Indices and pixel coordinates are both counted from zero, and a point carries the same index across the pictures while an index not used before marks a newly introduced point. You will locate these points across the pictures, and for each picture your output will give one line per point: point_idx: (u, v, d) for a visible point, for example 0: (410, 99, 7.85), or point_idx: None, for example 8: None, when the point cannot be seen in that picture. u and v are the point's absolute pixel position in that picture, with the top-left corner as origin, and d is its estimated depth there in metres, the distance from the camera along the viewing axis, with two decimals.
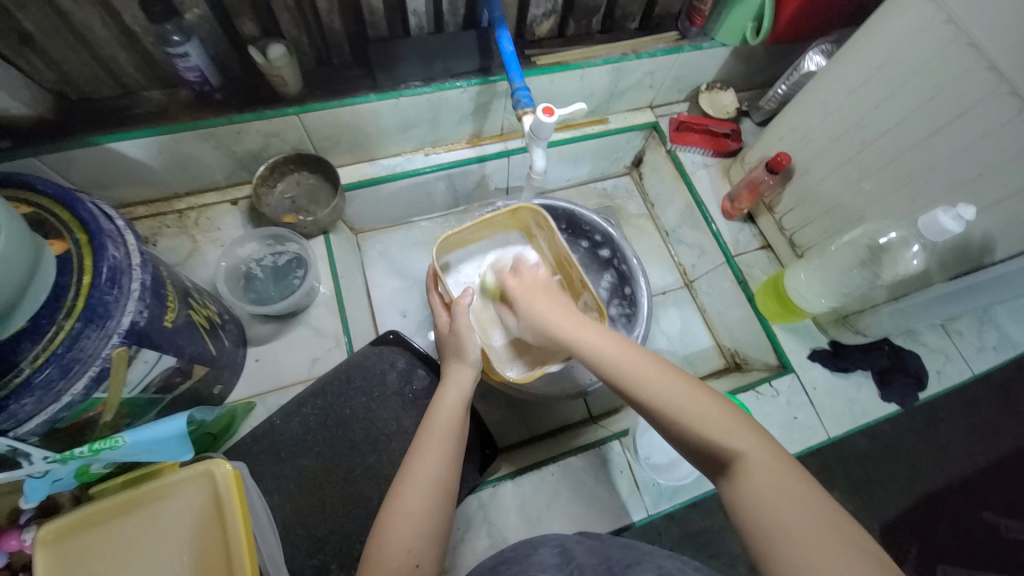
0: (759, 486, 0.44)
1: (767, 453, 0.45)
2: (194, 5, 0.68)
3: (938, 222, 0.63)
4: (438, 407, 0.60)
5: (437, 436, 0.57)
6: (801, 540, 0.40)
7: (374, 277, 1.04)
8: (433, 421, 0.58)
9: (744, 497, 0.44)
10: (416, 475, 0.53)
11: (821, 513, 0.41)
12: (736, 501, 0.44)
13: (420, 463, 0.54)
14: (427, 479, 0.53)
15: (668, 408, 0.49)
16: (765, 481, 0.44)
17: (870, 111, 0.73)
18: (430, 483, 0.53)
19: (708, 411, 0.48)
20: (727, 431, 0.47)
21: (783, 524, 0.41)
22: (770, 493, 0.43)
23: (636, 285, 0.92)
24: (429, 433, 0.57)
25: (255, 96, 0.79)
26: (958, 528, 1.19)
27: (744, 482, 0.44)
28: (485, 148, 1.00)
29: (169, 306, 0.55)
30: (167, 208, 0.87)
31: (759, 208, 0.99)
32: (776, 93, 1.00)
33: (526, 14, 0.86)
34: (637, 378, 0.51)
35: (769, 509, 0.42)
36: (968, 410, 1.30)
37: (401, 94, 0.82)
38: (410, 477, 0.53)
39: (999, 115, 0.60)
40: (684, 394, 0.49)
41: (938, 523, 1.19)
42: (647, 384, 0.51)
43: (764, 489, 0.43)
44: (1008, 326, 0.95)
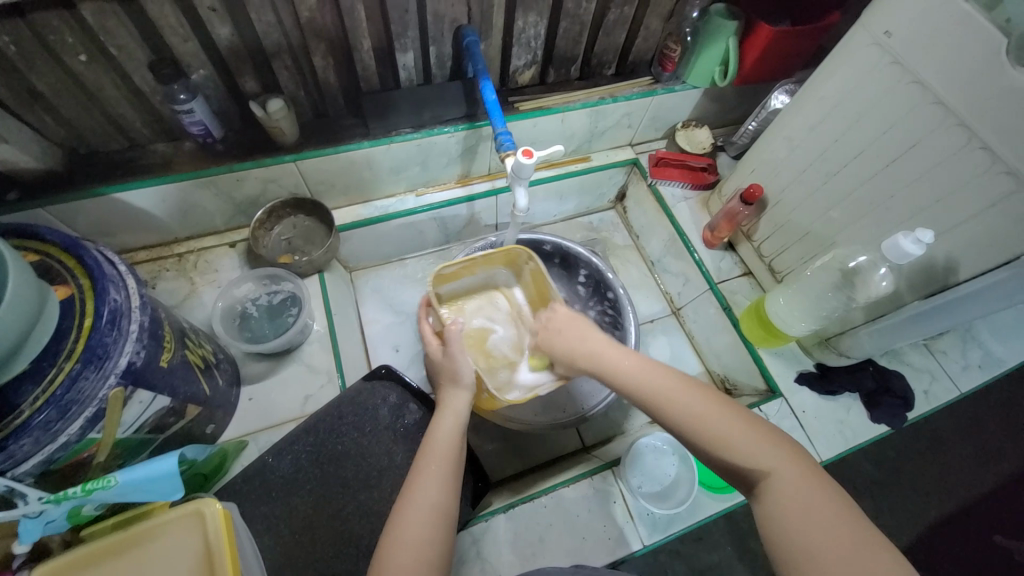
0: (788, 500, 0.45)
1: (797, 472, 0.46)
2: (200, 66, 0.73)
3: (899, 247, 0.66)
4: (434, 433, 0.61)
5: (436, 461, 0.57)
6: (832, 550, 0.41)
7: (368, 313, 1.06)
8: (431, 449, 0.59)
9: (772, 516, 0.45)
10: (420, 501, 0.54)
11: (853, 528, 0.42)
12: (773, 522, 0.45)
13: (422, 490, 0.55)
14: (425, 506, 0.53)
15: (705, 430, 0.50)
16: (793, 500, 0.45)
17: (831, 144, 0.78)
18: (432, 511, 0.53)
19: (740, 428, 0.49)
20: (759, 450, 0.48)
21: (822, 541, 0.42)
22: (801, 511, 0.44)
23: (618, 292, 0.96)
24: (429, 460, 0.58)
25: (255, 145, 0.84)
26: (972, 553, 1.16)
27: (772, 500, 0.45)
28: (474, 188, 1.05)
29: (166, 346, 0.57)
30: (167, 252, 0.90)
31: (738, 236, 1.03)
32: (747, 130, 1.07)
33: (509, 65, 0.93)
34: (664, 396, 0.54)
35: (797, 528, 0.43)
36: (967, 430, 1.30)
37: (392, 140, 0.88)
38: (411, 505, 0.53)
39: (949, 146, 0.64)
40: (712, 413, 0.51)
41: (951, 549, 1.17)
42: (689, 413, 0.52)
43: (794, 509, 0.44)
44: (992, 344, 0.96)
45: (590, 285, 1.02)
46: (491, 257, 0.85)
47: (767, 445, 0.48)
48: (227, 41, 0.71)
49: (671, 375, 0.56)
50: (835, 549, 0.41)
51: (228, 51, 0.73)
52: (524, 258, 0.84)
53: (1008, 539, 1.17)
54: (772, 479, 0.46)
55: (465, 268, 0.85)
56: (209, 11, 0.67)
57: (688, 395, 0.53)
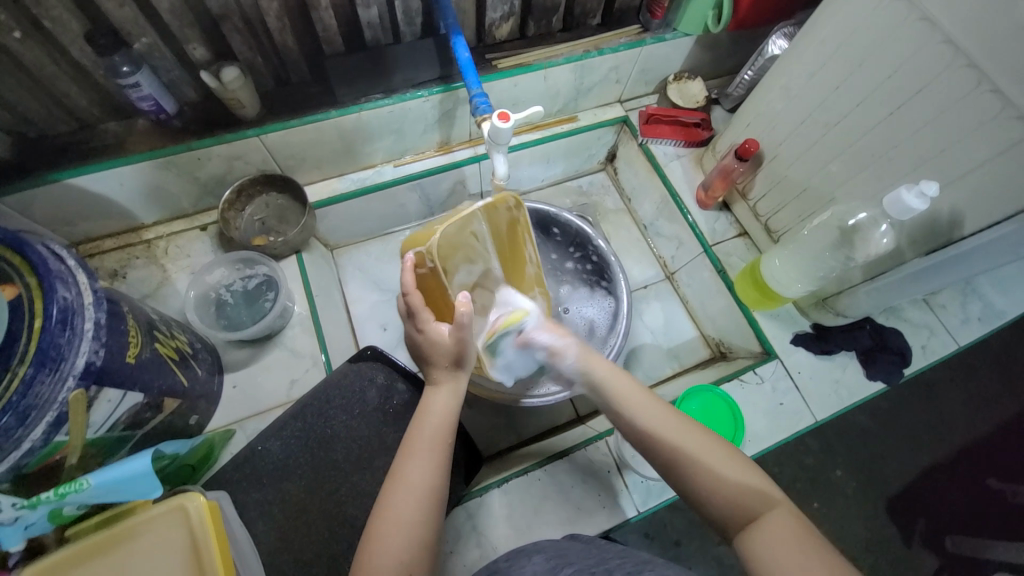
0: (774, 538, 0.46)
1: (791, 520, 0.48)
2: (142, 34, 0.67)
3: (902, 201, 0.62)
4: (426, 410, 0.58)
5: (428, 441, 0.55)
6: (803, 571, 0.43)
7: (352, 292, 1.03)
8: (424, 428, 0.56)
9: (761, 551, 0.46)
10: (410, 486, 0.51)
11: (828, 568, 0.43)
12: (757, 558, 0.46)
13: (412, 474, 0.52)
14: (417, 490, 0.51)
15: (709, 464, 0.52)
16: (782, 534, 0.46)
17: (832, 92, 0.73)
18: (423, 495, 0.51)
19: (737, 474, 0.52)
20: (760, 493, 0.50)
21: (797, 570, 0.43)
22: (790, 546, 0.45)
23: (600, 248, 0.94)
24: (424, 441, 0.55)
25: (214, 120, 0.78)
26: (967, 497, 1.20)
27: (764, 539, 0.47)
28: (455, 155, 0.99)
29: (131, 343, 0.55)
30: (135, 239, 0.86)
31: (733, 195, 0.99)
32: (743, 80, 1.01)
33: (484, 18, 0.86)
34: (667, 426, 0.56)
35: (781, 563, 0.44)
36: (965, 379, 1.29)
37: (362, 107, 0.82)
38: (403, 490, 0.51)
39: (958, 89, 0.59)
40: (720, 456, 0.53)
41: (947, 494, 1.20)
42: (695, 449, 0.54)
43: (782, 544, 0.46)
44: (993, 297, 0.94)
45: (562, 241, 1.00)
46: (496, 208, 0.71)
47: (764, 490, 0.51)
48: (168, 4, 0.65)
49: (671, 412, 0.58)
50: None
51: (170, 16, 0.66)
52: (512, 205, 0.70)
53: (1001, 482, 1.20)
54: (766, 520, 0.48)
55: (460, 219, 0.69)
56: None
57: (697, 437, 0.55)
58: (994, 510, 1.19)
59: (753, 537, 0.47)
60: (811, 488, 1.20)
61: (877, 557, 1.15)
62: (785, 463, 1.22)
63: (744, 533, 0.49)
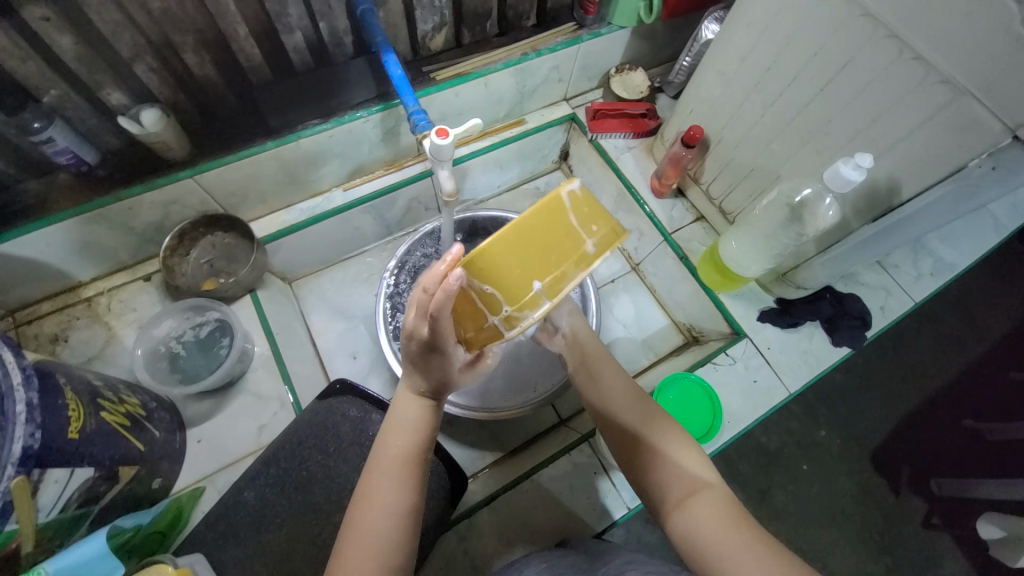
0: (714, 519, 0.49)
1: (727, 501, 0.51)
2: (50, 86, 0.63)
3: (841, 174, 0.63)
4: (397, 422, 0.56)
5: (396, 460, 0.53)
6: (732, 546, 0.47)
7: (317, 324, 1.00)
8: (392, 444, 0.54)
9: (698, 525, 0.49)
10: (380, 504, 0.51)
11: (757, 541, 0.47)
12: (695, 533, 0.49)
13: (383, 489, 0.51)
14: (389, 508, 0.50)
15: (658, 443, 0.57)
16: (711, 516, 0.50)
17: (765, 73, 0.74)
18: (392, 514, 0.50)
19: (685, 454, 0.56)
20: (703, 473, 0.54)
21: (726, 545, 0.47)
22: (716, 529, 0.48)
23: None
24: (395, 454, 0.54)
25: (143, 166, 0.75)
26: (945, 440, 1.24)
27: (701, 513, 0.50)
28: (406, 171, 0.97)
29: (71, 417, 0.52)
30: (73, 298, 0.81)
31: (686, 181, 1.00)
32: (682, 66, 1.02)
33: (415, 31, 0.84)
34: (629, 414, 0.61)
35: (716, 539, 0.48)
36: (928, 328, 1.35)
37: (300, 135, 0.79)
38: (373, 507, 0.50)
39: (880, 60, 0.60)
40: (669, 438, 0.57)
41: (927, 440, 1.24)
42: (650, 431, 0.58)
43: (709, 527, 0.49)
44: (942, 251, 0.98)
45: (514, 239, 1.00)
46: (602, 236, 0.47)
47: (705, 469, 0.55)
48: (73, 53, 0.61)
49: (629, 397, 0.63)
50: (741, 554, 0.45)
51: (78, 64, 0.63)
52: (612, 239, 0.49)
53: (975, 422, 1.25)
54: (703, 493, 0.52)
55: (552, 261, 0.46)
56: (41, 21, 0.57)
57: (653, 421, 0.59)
58: (970, 449, 1.24)
59: (687, 519, 0.50)
60: (798, 453, 1.23)
61: (868, 511, 1.18)
62: (771, 432, 1.25)
63: (684, 505, 0.51)
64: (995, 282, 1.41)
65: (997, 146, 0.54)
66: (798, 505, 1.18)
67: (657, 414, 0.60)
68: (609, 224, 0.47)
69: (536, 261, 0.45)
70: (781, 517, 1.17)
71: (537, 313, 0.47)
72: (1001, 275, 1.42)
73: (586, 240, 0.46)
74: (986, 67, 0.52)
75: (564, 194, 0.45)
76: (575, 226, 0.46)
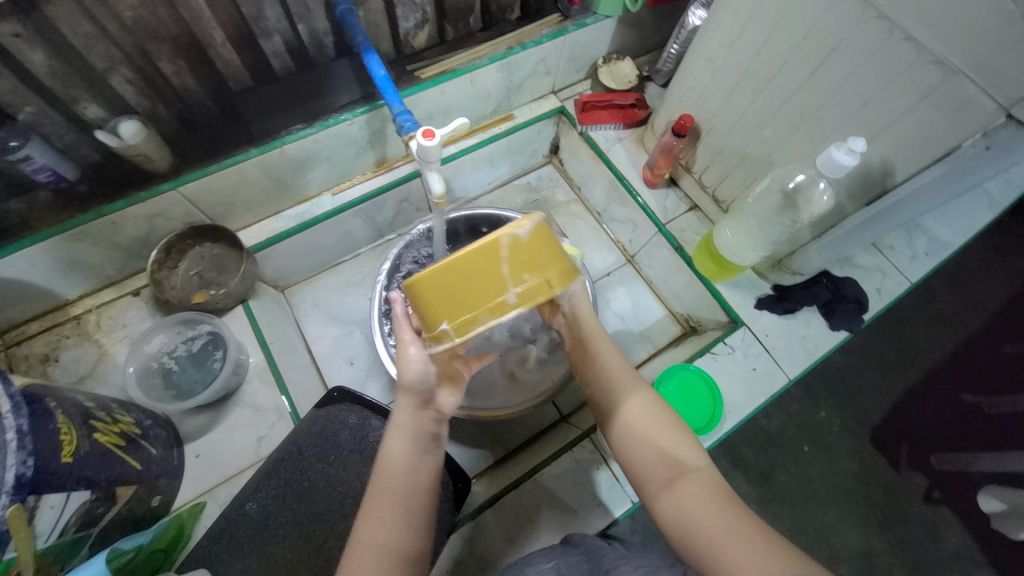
0: (703, 509, 0.49)
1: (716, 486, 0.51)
2: (23, 103, 0.61)
3: (834, 160, 0.62)
4: (383, 462, 0.54)
5: (384, 499, 0.51)
6: (723, 536, 0.46)
7: (311, 331, 0.99)
8: (379, 484, 0.53)
9: (690, 513, 0.49)
10: (369, 543, 0.49)
11: (746, 528, 0.47)
12: (687, 519, 0.49)
13: (371, 529, 0.50)
14: (385, 548, 0.49)
15: (646, 430, 0.57)
16: (703, 503, 0.49)
17: (754, 59, 0.73)
18: (383, 555, 0.48)
19: (675, 440, 0.56)
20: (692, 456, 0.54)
21: (717, 535, 0.46)
22: (708, 516, 0.48)
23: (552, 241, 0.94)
24: (385, 491, 0.52)
25: (125, 181, 0.73)
26: (945, 416, 1.25)
27: (691, 500, 0.50)
28: (395, 172, 0.95)
29: (64, 442, 0.51)
30: (62, 317, 0.80)
31: (678, 170, 0.99)
32: (670, 54, 1.02)
33: (397, 29, 0.82)
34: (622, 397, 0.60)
35: (705, 524, 0.48)
36: (925, 307, 1.35)
37: (284, 141, 0.77)
38: (360, 548, 0.49)
39: (870, 42, 0.59)
40: (656, 424, 0.57)
41: (927, 418, 1.24)
42: (639, 419, 0.58)
43: (700, 514, 0.49)
44: (936, 229, 0.97)
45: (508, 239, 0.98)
46: (531, 287, 0.47)
47: (691, 450, 0.55)
48: (45, 67, 0.59)
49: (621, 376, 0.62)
50: (732, 542, 0.45)
51: (51, 79, 0.61)
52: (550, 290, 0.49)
53: (973, 397, 1.26)
54: (692, 479, 0.52)
55: (473, 302, 0.47)
56: (11, 37, 0.55)
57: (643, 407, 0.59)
58: (970, 423, 1.24)
59: (678, 505, 0.50)
60: (800, 436, 1.23)
61: (871, 490, 1.19)
62: (772, 416, 1.25)
63: (673, 489, 0.52)
64: (989, 257, 1.41)
65: (992, 125, 0.54)
66: (801, 487, 1.19)
67: (649, 401, 0.59)
68: (542, 277, 0.48)
69: (460, 299, 0.48)
70: (785, 500, 1.17)
71: (443, 348, 0.49)
72: (995, 251, 1.42)
73: (511, 290, 0.47)
74: (979, 46, 0.51)
75: (507, 238, 0.47)
76: (504, 274, 0.47)
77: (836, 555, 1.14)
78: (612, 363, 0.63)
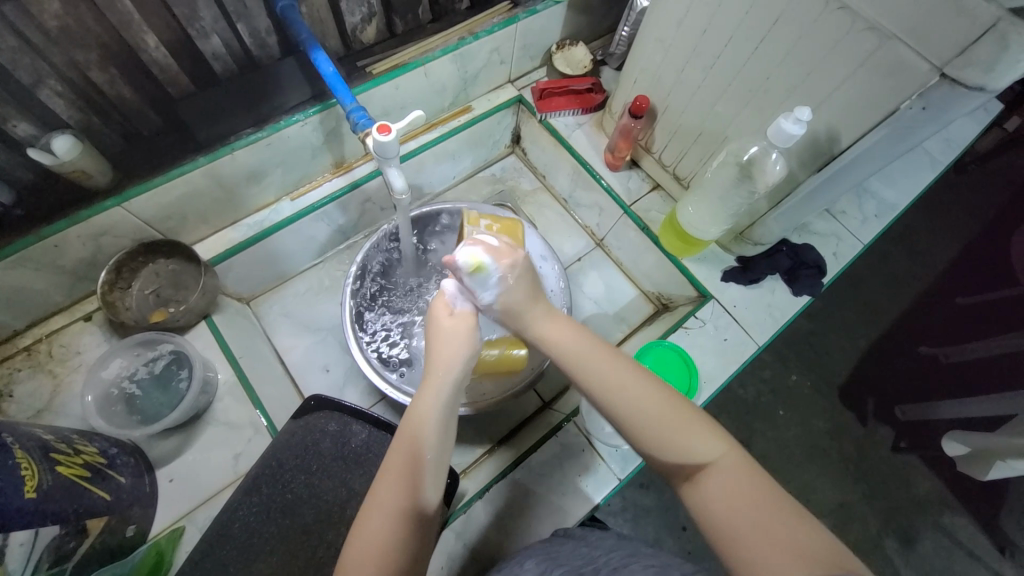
0: (729, 498, 0.46)
1: (745, 474, 0.47)
2: None
3: (783, 130, 0.64)
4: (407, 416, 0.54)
5: (398, 457, 0.51)
6: (746, 526, 0.44)
7: (282, 342, 0.96)
8: (398, 441, 0.52)
9: (711, 501, 0.46)
10: (382, 501, 0.49)
11: (775, 516, 0.43)
12: (708, 511, 0.46)
13: (386, 489, 0.50)
14: (390, 510, 0.49)
15: (662, 419, 0.50)
16: (726, 495, 0.46)
17: (702, 36, 0.75)
18: (395, 514, 0.49)
19: (696, 430, 0.50)
20: (712, 446, 0.49)
21: (741, 529, 0.44)
22: (729, 508, 0.45)
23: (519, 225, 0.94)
24: (402, 452, 0.51)
25: (64, 200, 0.69)
26: (905, 368, 1.32)
27: (714, 490, 0.47)
28: (355, 173, 0.93)
29: (25, 477, 0.48)
30: (11, 349, 0.75)
31: (639, 152, 1.01)
32: (622, 36, 1.03)
33: (343, 25, 0.80)
34: (625, 392, 0.52)
35: (729, 516, 0.45)
36: (878, 267, 1.42)
37: (234, 146, 0.75)
38: (373, 510, 0.49)
39: (808, 12, 0.61)
40: (671, 413, 0.51)
41: (889, 371, 1.31)
42: (653, 409, 0.51)
43: (722, 504, 0.45)
44: (883, 192, 1.02)
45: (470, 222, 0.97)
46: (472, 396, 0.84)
47: (715, 438, 0.49)
48: None
49: (604, 363, 0.55)
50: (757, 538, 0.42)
51: None
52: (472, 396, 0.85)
53: (931, 348, 1.33)
54: (716, 468, 0.48)
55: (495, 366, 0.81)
56: None
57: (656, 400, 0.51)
58: (928, 373, 1.32)
59: (694, 498, 0.48)
60: (774, 401, 1.28)
61: (843, 444, 1.25)
62: (747, 385, 1.30)
63: (694, 480, 0.48)
64: (933, 215, 1.50)
65: (926, 85, 0.56)
66: (778, 448, 1.24)
67: (661, 392, 0.52)
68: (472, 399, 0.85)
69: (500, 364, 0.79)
70: (765, 463, 1.22)
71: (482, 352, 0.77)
72: (937, 209, 1.51)
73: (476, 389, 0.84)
74: (910, 11, 0.53)
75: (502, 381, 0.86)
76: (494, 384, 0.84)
77: (816, 509, 1.19)
78: (617, 360, 0.55)
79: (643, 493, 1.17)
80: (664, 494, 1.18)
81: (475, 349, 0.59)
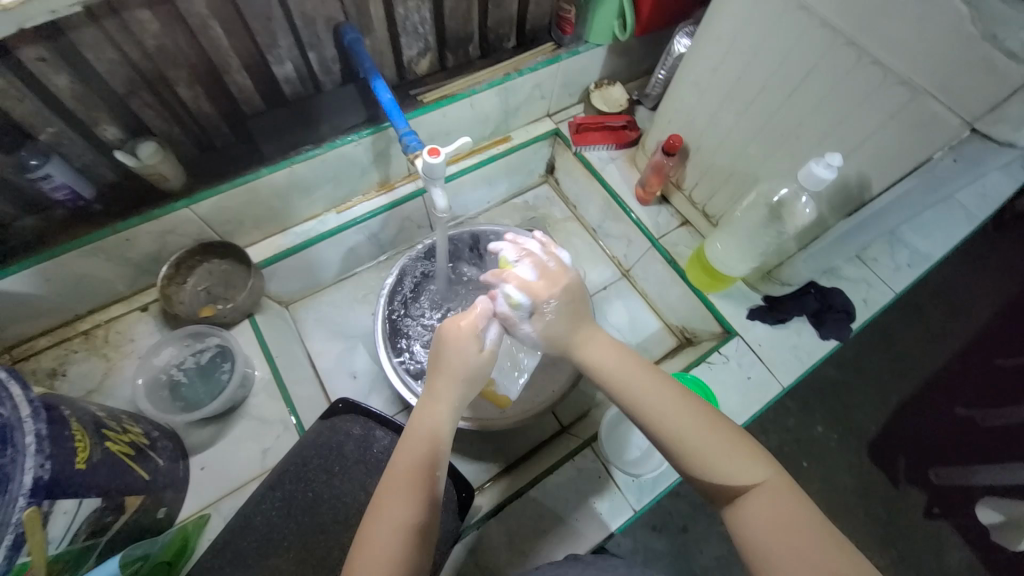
0: (773, 525, 0.46)
1: (786, 502, 0.47)
2: (47, 125, 0.64)
3: (814, 174, 0.66)
4: (416, 431, 0.56)
5: (406, 472, 0.52)
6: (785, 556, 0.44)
7: (314, 346, 1.01)
8: (406, 456, 0.54)
9: (752, 527, 0.47)
10: (391, 518, 0.50)
11: (817, 547, 0.44)
12: (751, 537, 0.47)
13: (394, 505, 0.50)
14: (400, 523, 0.49)
15: (699, 440, 0.51)
16: (767, 522, 0.47)
17: (737, 82, 0.78)
18: (406, 528, 0.49)
19: (735, 454, 0.50)
20: (751, 469, 0.49)
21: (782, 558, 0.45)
22: (772, 534, 0.46)
23: None
24: (410, 466, 0.53)
25: (141, 200, 0.77)
26: (939, 427, 1.27)
27: (755, 516, 0.47)
28: (397, 192, 0.99)
29: (78, 448, 0.52)
30: (71, 331, 0.82)
31: (669, 188, 1.04)
32: (658, 79, 1.08)
33: (401, 56, 0.87)
34: (661, 411, 0.54)
35: (771, 544, 0.46)
36: (912, 320, 1.39)
37: (293, 161, 0.81)
38: (381, 523, 0.50)
39: (842, 64, 0.64)
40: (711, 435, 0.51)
41: (920, 428, 1.26)
42: (689, 428, 0.52)
43: (762, 531, 0.46)
44: (917, 243, 1.01)
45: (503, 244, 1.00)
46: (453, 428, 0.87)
47: (754, 461, 0.50)
48: (71, 92, 0.63)
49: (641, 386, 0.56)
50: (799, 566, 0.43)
51: (75, 103, 0.64)
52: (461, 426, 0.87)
53: (967, 410, 1.28)
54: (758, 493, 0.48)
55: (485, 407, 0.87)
56: (38, 63, 0.58)
57: (692, 418, 0.52)
58: (965, 435, 1.26)
59: (738, 520, 0.49)
60: (798, 450, 1.25)
61: (870, 502, 1.20)
62: (770, 433, 1.27)
63: (737, 505, 0.49)
64: (971, 270, 1.46)
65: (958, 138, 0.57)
66: None
67: (700, 413, 0.53)
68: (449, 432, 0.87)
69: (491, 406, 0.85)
70: None
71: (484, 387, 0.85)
72: (975, 264, 1.47)
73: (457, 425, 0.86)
74: (941, 68, 0.55)
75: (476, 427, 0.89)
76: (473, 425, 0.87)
77: None
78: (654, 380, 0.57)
79: (655, 535, 1.14)
80: (677, 539, 1.14)
81: (481, 370, 0.62)
